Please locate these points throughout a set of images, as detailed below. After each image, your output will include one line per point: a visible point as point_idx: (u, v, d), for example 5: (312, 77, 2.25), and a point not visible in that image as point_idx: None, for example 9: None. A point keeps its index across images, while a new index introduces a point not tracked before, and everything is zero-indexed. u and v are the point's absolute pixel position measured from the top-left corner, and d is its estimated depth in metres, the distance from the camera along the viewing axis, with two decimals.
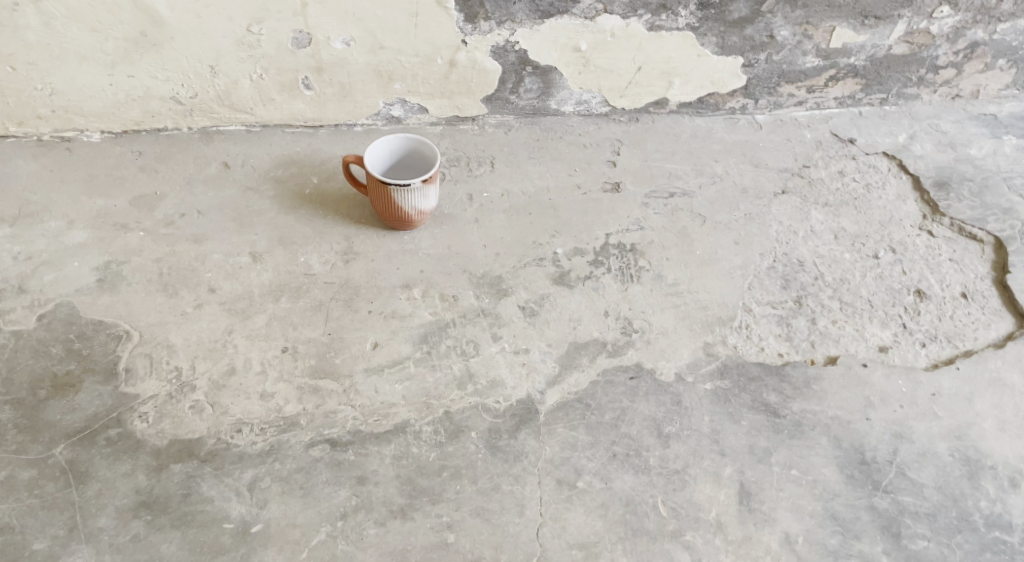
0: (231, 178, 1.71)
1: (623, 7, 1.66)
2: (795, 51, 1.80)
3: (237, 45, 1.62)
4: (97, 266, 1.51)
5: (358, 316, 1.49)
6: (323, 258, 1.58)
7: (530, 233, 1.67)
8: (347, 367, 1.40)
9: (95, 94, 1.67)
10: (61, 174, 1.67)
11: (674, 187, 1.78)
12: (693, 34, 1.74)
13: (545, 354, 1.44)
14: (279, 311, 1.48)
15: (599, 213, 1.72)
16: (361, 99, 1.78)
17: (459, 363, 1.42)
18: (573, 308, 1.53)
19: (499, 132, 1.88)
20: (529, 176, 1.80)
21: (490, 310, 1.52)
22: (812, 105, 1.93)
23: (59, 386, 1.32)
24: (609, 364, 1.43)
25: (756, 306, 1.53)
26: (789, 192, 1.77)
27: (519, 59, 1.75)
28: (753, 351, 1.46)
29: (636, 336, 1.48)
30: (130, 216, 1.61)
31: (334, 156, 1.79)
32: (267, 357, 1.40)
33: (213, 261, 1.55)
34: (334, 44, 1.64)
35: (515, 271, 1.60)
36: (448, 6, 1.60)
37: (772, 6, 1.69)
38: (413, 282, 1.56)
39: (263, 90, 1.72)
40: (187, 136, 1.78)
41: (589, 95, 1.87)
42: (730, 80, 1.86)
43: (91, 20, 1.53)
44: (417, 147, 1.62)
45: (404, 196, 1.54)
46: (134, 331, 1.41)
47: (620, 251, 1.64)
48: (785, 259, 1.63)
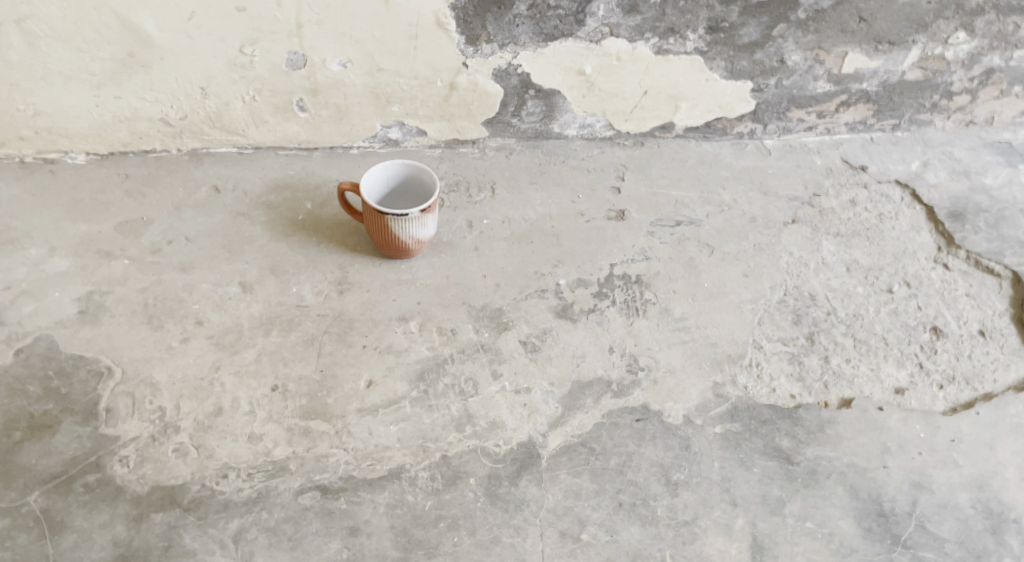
0: (221, 202, 1.65)
1: (630, 31, 1.61)
2: (806, 76, 1.75)
3: (229, 66, 1.56)
4: (79, 297, 1.44)
5: (352, 352, 1.42)
6: (317, 288, 1.52)
7: (532, 262, 1.61)
8: (340, 407, 1.34)
9: (80, 115, 1.61)
10: (44, 198, 1.61)
11: (680, 215, 1.72)
12: (701, 59, 1.68)
13: (547, 394, 1.38)
14: (269, 346, 1.41)
15: (603, 241, 1.66)
16: (358, 122, 1.72)
17: (457, 403, 1.36)
18: (576, 344, 1.46)
19: (500, 156, 1.82)
20: (531, 203, 1.74)
21: (490, 345, 1.45)
22: (822, 131, 1.88)
23: (35, 427, 1.26)
24: (614, 405, 1.37)
25: (766, 343, 1.48)
26: (799, 221, 1.71)
27: (522, 82, 1.69)
28: (765, 392, 1.39)
29: (642, 375, 1.41)
30: (115, 243, 1.54)
31: (329, 180, 1.73)
32: (256, 396, 1.34)
33: (201, 291, 1.48)
34: (330, 66, 1.58)
35: (516, 303, 1.53)
36: (449, 29, 1.55)
37: (783, 30, 1.64)
38: (409, 315, 1.49)
39: (255, 112, 1.66)
40: (176, 158, 1.71)
41: (593, 119, 1.81)
42: (738, 104, 1.81)
43: (76, 40, 1.47)
44: (415, 174, 1.56)
45: (401, 226, 1.48)
46: (116, 367, 1.35)
47: (625, 283, 1.58)
48: (796, 293, 1.57)
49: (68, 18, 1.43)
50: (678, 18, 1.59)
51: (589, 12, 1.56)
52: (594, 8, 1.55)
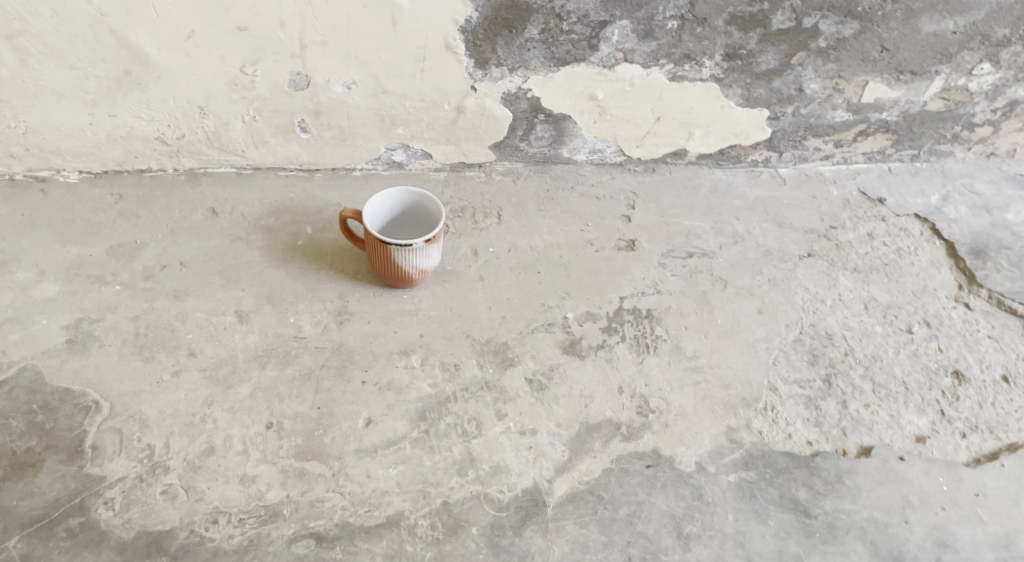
0: (217, 226, 1.59)
1: (645, 57, 1.55)
2: (824, 105, 1.70)
3: (229, 86, 1.50)
4: (67, 325, 1.39)
5: (351, 388, 1.36)
6: (315, 318, 1.46)
7: (539, 294, 1.56)
8: (337, 447, 1.28)
9: (73, 133, 1.56)
10: (34, 219, 1.55)
11: (692, 246, 1.67)
12: (717, 86, 1.63)
13: (554, 436, 1.32)
14: (264, 380, 1.35)
15: (612, 273, 1.61)
16: (362, 143, 1.67)
17: (460, 445, 1.30)
18: (584, 382, 1.40)
19: (507, 180, 1.77)
20: (539, 230, 1.68)
21: (494, 382, 1.40)
22: (839, 160, 1.84)
23: (16, 465, 1.20)
24: (623, 450, 1.31)
25: (782, 385, 1.42)
26: (815, 255, 1.66)
27: (531, 106, 1.64)
28: (780, 438, 1.34)
29: (653, 417, 1.35)
30: (107, 268, 1.49)
31: (330, 204, 1.67)
32: (250, 434, 1.28)
33: (195, 320, 1.43)
34: (334, 87, 1.53)
35: (522, 337, 1.48)
36: (458, 52, 1.49)
37: (802, 59, 1.59)
38: (411, 348, 1.44)
39: (256, 132, 1.61)
40: (172, 179, 1.66)
41: (603, 144, 1.76)
42: (753, 132, 1.75)
43: (71, 57, 1.42)
44: (420, 202, 1.50)
45: (404, 256, 1.43)
46: (104, 401, 1.29)
47: (635, 317, 1.52)
48: (812, 331, 1.52)
49: (62, 35, 1.38)
50: (695, 45, 1.54)
51: (602, 37, 1.50)
52: (608, 33, 1.50)
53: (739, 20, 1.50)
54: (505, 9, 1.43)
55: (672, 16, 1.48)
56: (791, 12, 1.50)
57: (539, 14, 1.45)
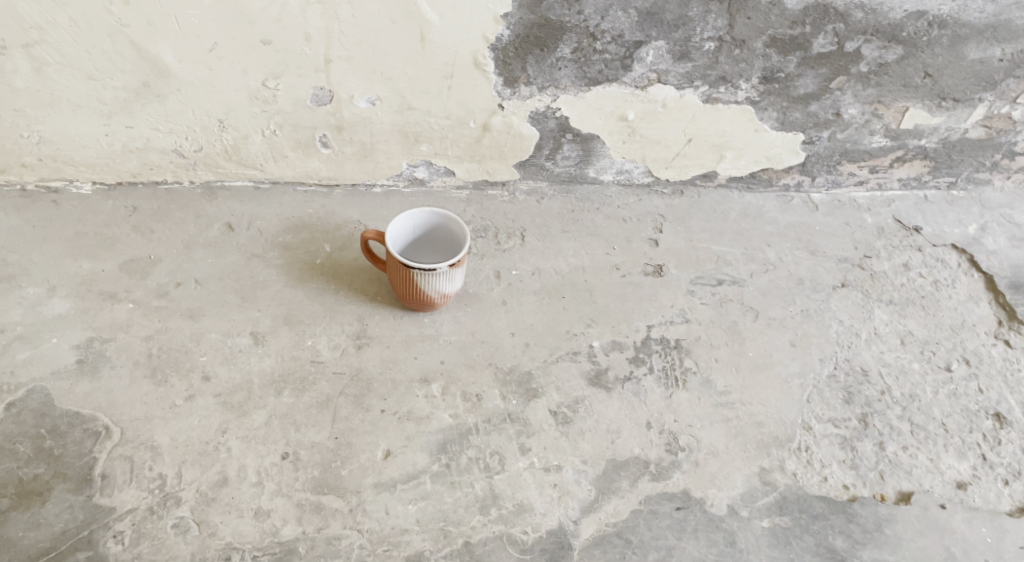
0: (233, 242, 1.55)
1: (679, 78, 1.50)
2: (861, 130, 1.65)
3: (250, 100, 1.46)
4: (78, 344, 1.35)
5: (370, 417, 1.32)
6: (333, 342, 1.41)
7: (564, 320, 1.50)
8: (354, 481, 1.23)
9: (88, 144, 1.51)
10: (45, 232, 1.51)
11: (722, 273, 1.61)
12: (752, 108, 1.58)
13: (579, 473, 1.27)
14: (280, 407, 1.31)
15: (639, 300, 1.55)
16: (384, 159, 1.62)
17: (482, 481, 1.25)
18: (611, 416, 1.35)
19: (531, 200, 1.71)
20: (563, 253, 1.63)
21: (518, 414, 1.34)
22: (873, 186, 1.79)
23: (23, 494, 1.16)
24: (652, 490, 1.26)
25: (816, 423, 1.37)
26: (850, 285, 1.61)
27: (559, 126, 1.59)
28: (815, 480, 1.29)
29: (683, 456, 1.30)
30: (119, 284, 1.45)
31: (349, 221, 1.62)
32: (264, 465, 1.23)
33: (209, 342, 1.38)
34: (358, 103, 1.48)
35: (546, 366, 1.42)
36: (487, 69, 1.45)
37: (842, 83, 1.54)
38: (431, 376, 1.38)
39: (275, 146, 1.56)
40: (188, 192, 1.62)
41: (631, 165, 1.71)
42: (786, 156, 1.70)
43: (88, 68, 1.37)
44: (444, 223, 1.45)
45: (427, 280, 1.38)
46: (115, 427, 1.25)
47: (663, 347, 1.47)
48: (847, 367, 1.46)
49: (80, 45, 1.34)
50: (731, 67, 1.49)
51: (636, 57, 1.45)
52: (643, 54, 1.45)
53: (779, 42, 1.45)
54: (538, 27, 1.38)
55: (709, 37, 1.43)
56: (833, 36, 1.45)
57: (573, 33, 1.40)
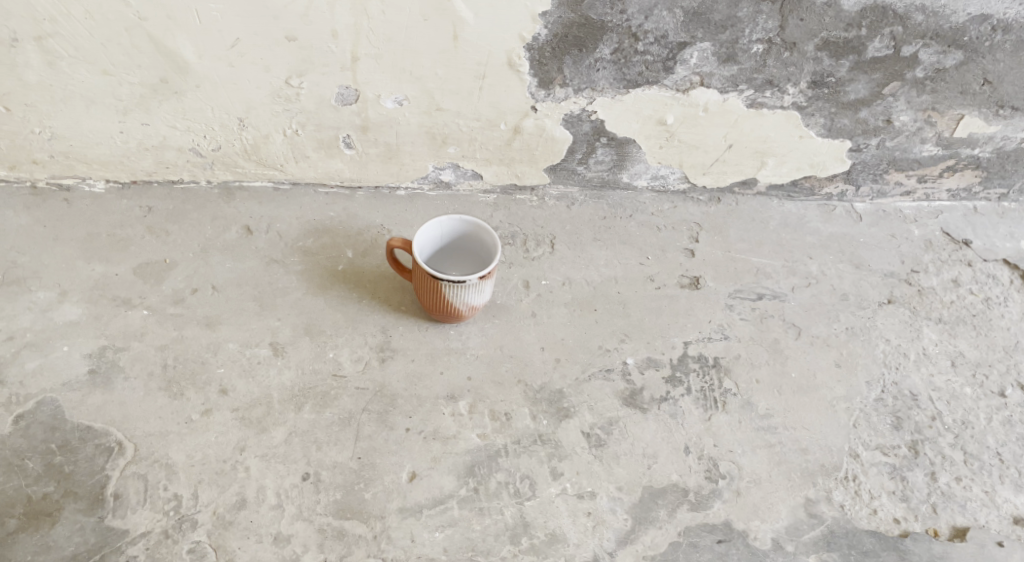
0: (252, 246, 1.48)
1: (723, 81, 1.42)
2: (912, 138, 1.57)
3: (272, 98, 1.39)
4: (90, 353, 1.29)
5: (394, 436, 1.25)
6: (356, 354, 1.35)
7: (596, 334, 1.43)
8: (378, 506, 1.17)
9: (102, 141, 1.45)
10: (56, 232, 1.45)
11: (762, 287, 1.54)
12: (799, 114, 1.50)
13: (614, 502, 1.20)
14: (300, 424, 1.25)
15: (675, 314, 1.48)
16: (409, 162, 1.55)
17: (512, 507, 1.19)
18: (647, 439, 1.28)
19: (561, 205, 1.64)
20: (595, 263, 1.55)
21: (549, 435, 1.28)
22: (921, 196, 1.72)
23: (32, 514, 1.12)
24: (691, 520, 1.19)
25: (863, 451, 1.30)
26: (896, 302, 1.53)
27: (594, 129, 1.51)
28: (864, 513, 1.22)
29: (723, 484, 1.23)
30: (133, 290, 1.39)
31: (372, 225, 1.55)
32: (284, 486, 1.18)
33: (227, 352, 1.32)
34: (384, 102, 1.41)
35: (578, 385, 1.35)
36: (521, 70, 1.37)
37: (895, 89, 1.46)
38: (458, 393, 1.32)
39: (297, 146, 1.49)
40: (205, 192, 1.55)
41: (667, 170, 1.63)
42: (831, 163, 1.62)
43: (103, 62, 1.31)
44: (474, 232, 1.37)
45: (456, 293, 1.31)
46: (128, 442, 1.20)
47: (701, 366, 1.39)
48: (895, 390, 1.39)
49: (96, 39, 1.27)
50: (780, 70, 1.40)
51: (679, 59, 1.37)
52: (686, 55, 1.37)
53: (832, 46, 1.37)
54: (577, 26, 1.31)
55: (758, 39, 1.35)
56: (890, 40, 1.36)
57: (614, 33, 1.32)
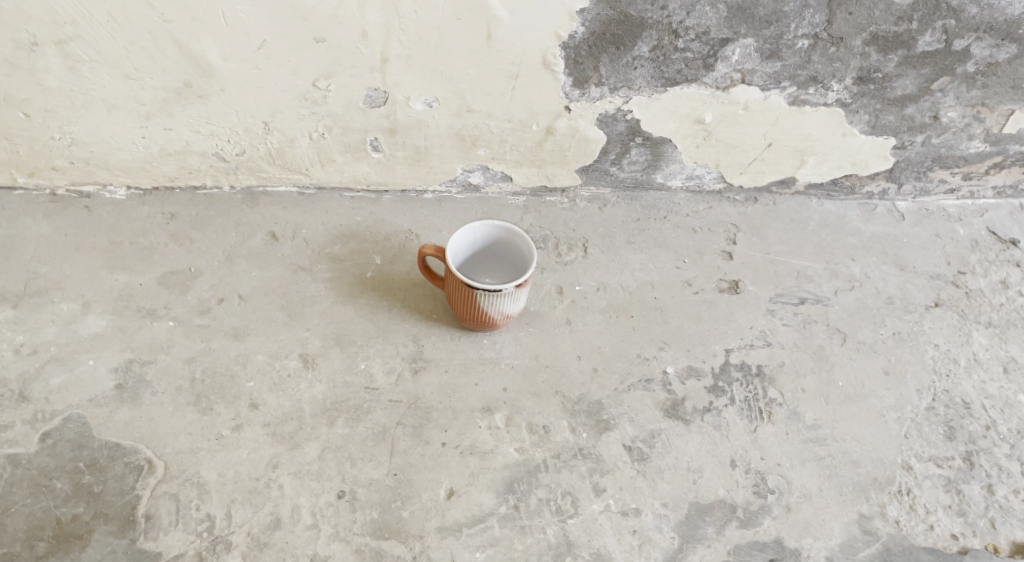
0: (278, 253, 1.44)
1: (765, 78, 1.37)
2: (959, 135, 1.52)
3: (299, 101, 1.34)
4: (116, 367, 1.26)
5: (430, 451, 1.21)
6: (388, 365, 1.31)
7: (634, 342, 1.38)
8: (416, 525, 1.13)
9: (124, 146, 1.41)
10: (77, 240, 1.42)
11: (804, 290, 1.49)
12: (842, 111, 1.45)
13: (660, 519, 1.16)
14: (334, 440, 1.21)
15: (715, 320, 1.43)
16: (437, 164, 1.50)
17: (554, 526, 1.15)
18: (692, 452, 1.24)
19: (593, 207, 1.59)
20: (630, 267, 1.50)
21: (590, 449, 1.23)
22: (965, 194, 1.66)
23: (62, 536, 1.09)
24: (741, 538, 1.15)
25: (916, 462, 1.25)
26: (943, 305, 1.48)
27: (629, 129, 1.46)
28: (920, 529, 1.18)
29: (773, 499, 1.19)
30: (159, 300, 1.35)
31: (400, 230, 1.51)
32: (320, 505, 1.14)
33: (256, 365, 1.28)
34: (414, 105, 1.36)
35: (617, 395, 1.30)
36: (556, 69, 1.32)
37: (945, 84, 1.41)
38: (494, 405, 1.27)
39: (323, 150, 1.45)
40: (228, 197, 1.51)
41: (703, 170, 1.58)
42: (874, 161, 1.57)
43: (126, 66, 1.26)
44: (509, 238, 1.32)
45: (491, 302, 1.26)
46: (158, 460, 1.17)
47: (744, 375, 1.35)
48: (946, 398, 1.34)
49: (118, 42, 1.22)
50: (825, 66, 1.36)
51: (721, 55, 1.32)
52: (728, 52, 1.32)
53: (880, 40, 1.32)
54: (616, 23, 1.26)
55: (803, 34, 1.30)
56: (941, 34, 1.32)
57: (654, 30, 1.28)
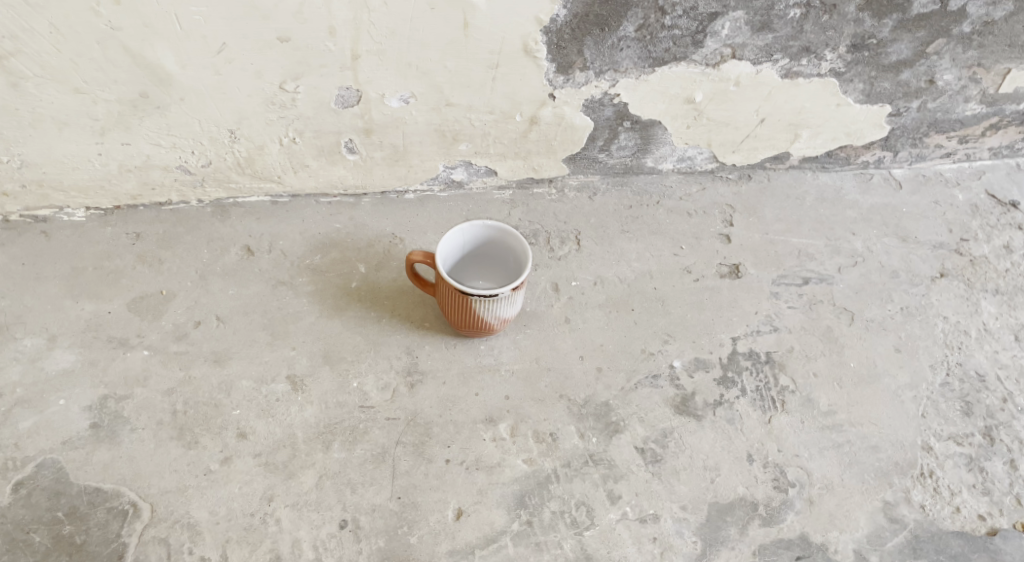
0: (254, 269, 1.35)
1: (757, 51, 1.31)
2: (955, 97, 1.48)
3: (266, 106, 1.26)
4: (90, 405, 1.17)
5: (434, 470, 1.15)
6: (381, 381, 1.24)
7: (637, 337, 1.32)
8: (426, 550, 1.07)
9: (79, 165, 1.31)
10: (37, 269, 1.32)
11: (807, 270, 1.44)
12: (836, 80, 1.40)
13: (680, 523, 1.11)
14: (331, 465, 1.14)
15: (719, 307, 1.37)
16: (417, 163, 1.42)
17: (571, 540, 1.09)
18: (707, 450, 1.19)
19: (583, 197, 1.52)
20: (626, 257, 1.44)
21: (601, 455, 1.17)
22: (961, 157, 1.63)
23: None
24: (765, 537, 1.10)
25: (936, 442, 1.22)
26: (949, 275, 1.44)
27: (617, 113, 1.39)
28: (947, 513, 1.14)
29: (794, 493, 1.15)
30: (130, 328, 1.26)
31: (383, 235, 1.43)
32: (321, 538, 1.08)
33: (241, 391, 1.21)
34: (389, 102, 1.28)
35: (625, 395, 1.24)
36: (538, 56, 1.24)
37: (940, 46, 1.36)
38: (497, 415, 1.21)
39: (296, 155, 1.36)
40: (197, 211, 1.42)
41: (694, 151, 1.52)
42: (869, 130, 1.53)
43: (75, 80, 1.16)
44: (500, 238, 1.25)
45: (486, 307, 1.19)
46: (144, 503, 1.09)
47: (753, 363, 1.29)
48: (960, 372, 1.30)
49: (64, 55, 1.12)
50: (818, 36, 1.30)
51: (711, 31, 1.26)
52: (717, 27, 1.26)
53: (874, 5, 1.27)
54: (600, 3, 1.18)
55: (795, 4, 1.24)
56: None
57: (639, 8, 1.21)
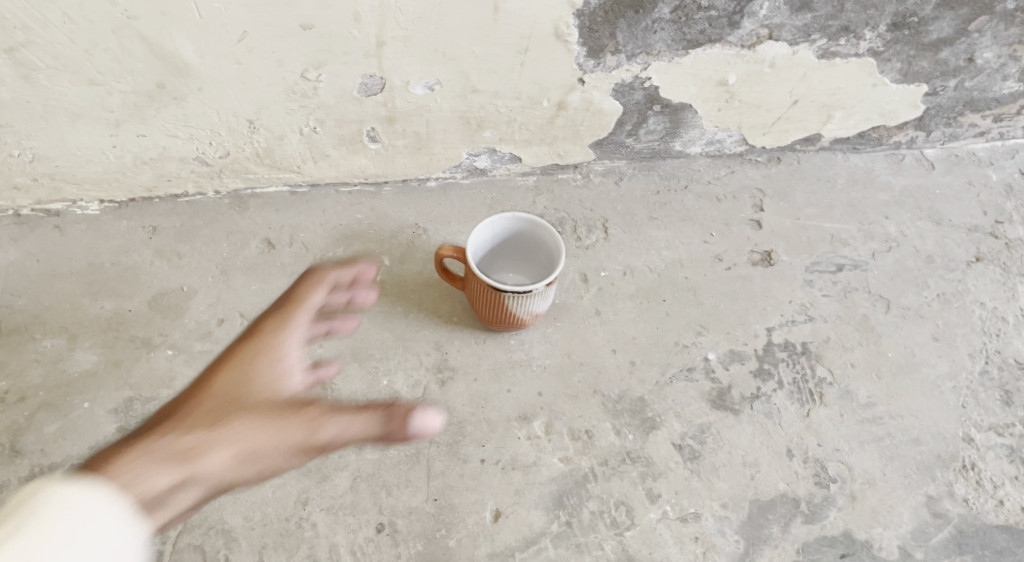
0: (276, 263, 1.32)
1: (794, 32, 1.26)
2: (993, 76, 1.43)
3: (286, 95, 1.21)
4: (116, 408, 1.15)
5: (470, 470, 1.13)
6: (412, 378, 1.21)
7: (670, 329, 1.29)
8: (466, 553, 1.06)
9: (93, 157, 1.26)
10: (52, 266, 1.28)
11: (840, 256, 1.41)
12: (874, 60, 1.35)
13: (721, 522, 1.10)
14: (365, 467, 1.12)
15: (752, 297, 1.34)
16: (440, 150, 1.38)
17: (612, 540, 1.08)
18: (746, 445, 1.17)
19: (609, 183, 1.48)
20: (656, 245, 1.40)
21: (638, 452, 1.15)
22: (994, 136, 1.59)
23: None
24: (808, 535, 1.09)
25: (977, 433, 1.20)
26: (985, 259, 1.41)
27: (647, 97, 1.34)
28: (990, 506, 1.13)
29: (835, 489, 1.13)
30: (152, 326, 1.23)
31: (406, 225, 1.39)
32: (359, 542, 1.06)
33: None
34: (413, 89, 1.23)
35: (660, 389, 1.22)
36: (569, 40, 1.19)
37: (982, 24, 1.30)
38: (531, 412, 1.18)
39: (316, 145, 1.32)
40: (213, 203, 1.38)
41: (724, 134, 1.47)
42: (903, 110, 1.49)
43: (89, 70, 1.11)
44: (531, 230, 1.21)
45: (520, 303, 1.16)
46: None
47: (789, 354, 1.27)
48: (999, 360, 1.28)
49: (78, 45, 1.07)
50: (858, 15, 1.25)
51: (748, 11, 1.21)
52: (755, 7, 1.20)
53: None
54: None
55: None
56: None
57: None
